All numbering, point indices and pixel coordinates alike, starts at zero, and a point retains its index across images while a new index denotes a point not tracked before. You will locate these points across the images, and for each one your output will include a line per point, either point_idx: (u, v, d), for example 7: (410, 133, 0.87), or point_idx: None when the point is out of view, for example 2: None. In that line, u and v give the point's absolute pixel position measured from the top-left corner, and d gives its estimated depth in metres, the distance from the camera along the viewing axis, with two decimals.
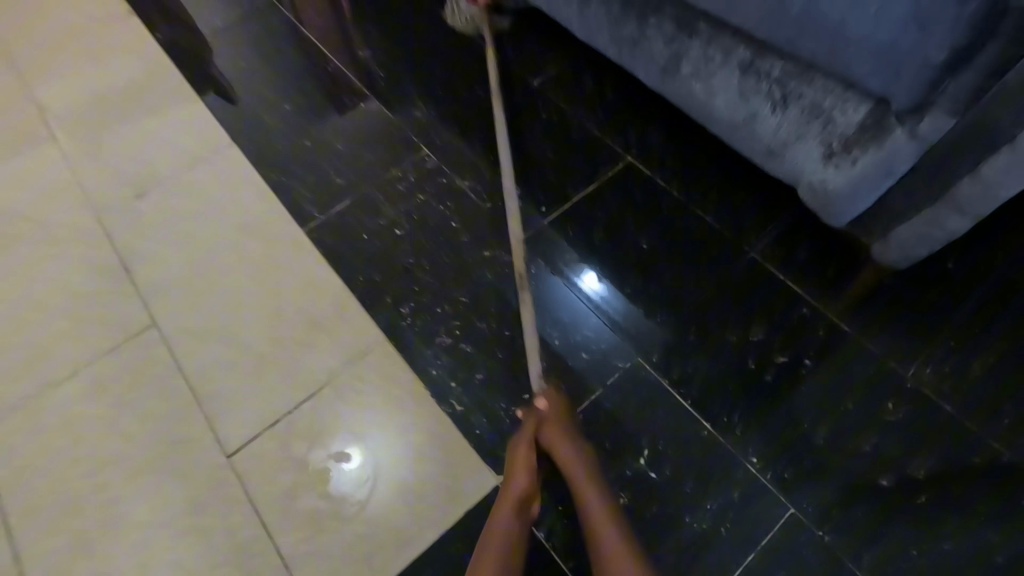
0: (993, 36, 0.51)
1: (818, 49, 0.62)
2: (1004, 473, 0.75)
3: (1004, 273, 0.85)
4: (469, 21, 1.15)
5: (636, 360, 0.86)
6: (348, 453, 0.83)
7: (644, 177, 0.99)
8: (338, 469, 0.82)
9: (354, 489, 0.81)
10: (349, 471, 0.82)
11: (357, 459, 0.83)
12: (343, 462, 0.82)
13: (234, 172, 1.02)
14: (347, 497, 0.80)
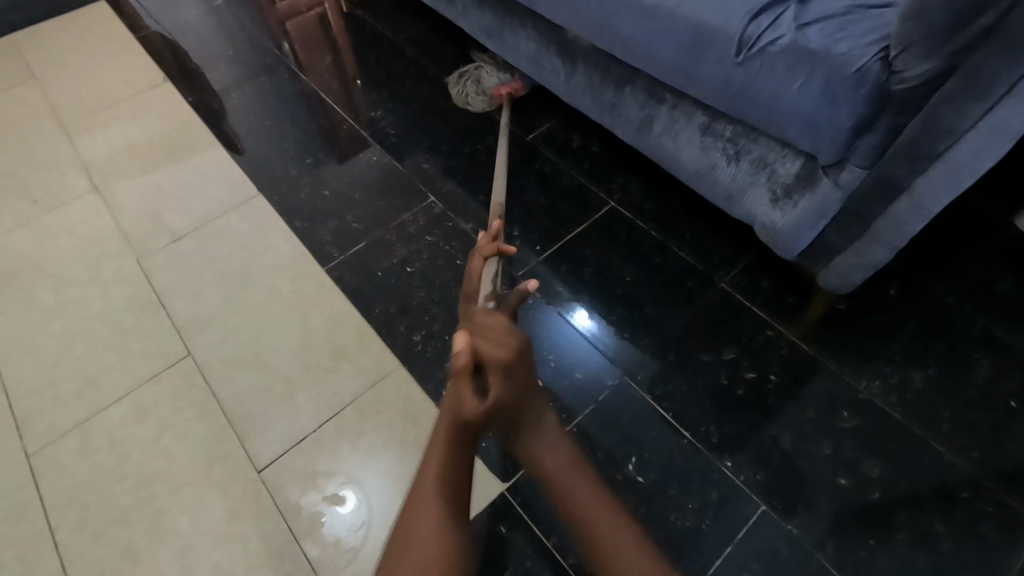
0: (898, 82, 0.59)
1: (758, 113, 0.71)
2: (958, 472, 0.81)
3: (939, 297, 0.96)
4: (462, 92, 1.30)
5: (623, 379, 0.91)
6: (343, 496, 0.83)
7: (625, 219, 1.07)
8: (333, 513, 0.81)
9: (349, 534, 0.80)
10: (346, 515, 0.81)
11: (353, 502, 0.82)
12: (338, 505, 0.82)
13: (263, 218, 1.14)
14: (342, 543, 0.79)
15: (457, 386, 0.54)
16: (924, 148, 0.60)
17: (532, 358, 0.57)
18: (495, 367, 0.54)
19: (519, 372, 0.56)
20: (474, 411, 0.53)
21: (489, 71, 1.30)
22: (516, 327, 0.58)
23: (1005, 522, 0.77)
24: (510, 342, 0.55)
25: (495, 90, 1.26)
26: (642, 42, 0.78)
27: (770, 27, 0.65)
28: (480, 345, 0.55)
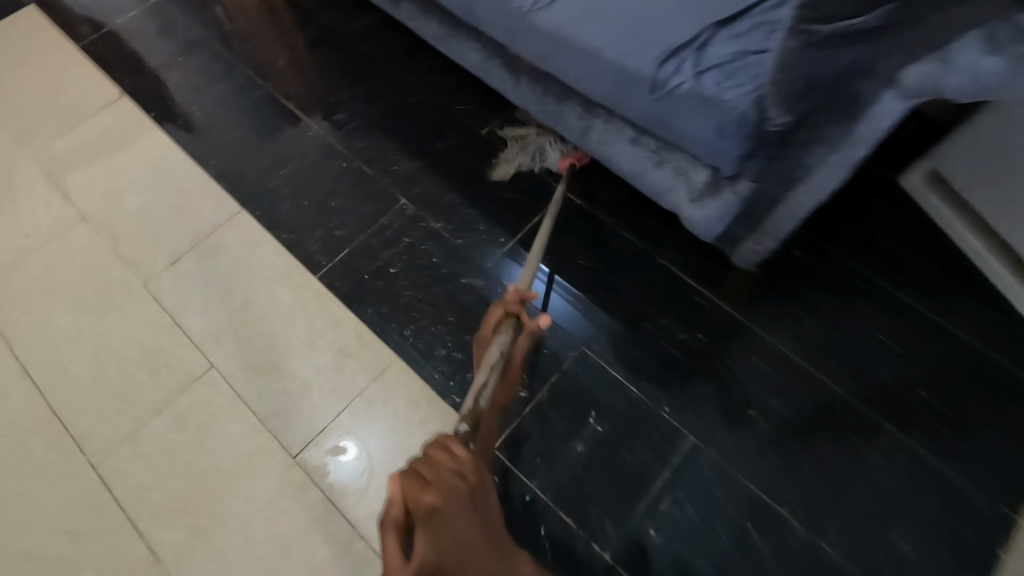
0: (770, 120, 0.73)
1: (672, 134, 0.86)
2: (839, 396, 1.05)
3: (835, 255, 1.17)
4: (508, 164, 1.28)
5: (583, 350, 1.11)
6: (344, 447, 1.04)
7: (577, 207, 1.23)
8: (337, 461, 1.03)
9: (353, 478, 1.02)
10: (348, 461, 1.03)
11: (353, 449, 1.04)
12: (340, 455, 1.04)
13: (253, 233, 1.25)
14: (352, 485, 1.01)
15: (388, 543, 0.55)
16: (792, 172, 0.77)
17: (457, 510, 0.58)
18: (421, 523, 0.55)
19: (434, 530, 0.56)
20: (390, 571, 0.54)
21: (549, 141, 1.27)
22: (450, 471, 0.60)
23: (870, 429, 1.03)
24: (433, 495, 0.56)
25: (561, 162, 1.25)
26: (574, 71, 0.91)
27: (676, 71, 0.79)
28: (409, 498, 0.56)
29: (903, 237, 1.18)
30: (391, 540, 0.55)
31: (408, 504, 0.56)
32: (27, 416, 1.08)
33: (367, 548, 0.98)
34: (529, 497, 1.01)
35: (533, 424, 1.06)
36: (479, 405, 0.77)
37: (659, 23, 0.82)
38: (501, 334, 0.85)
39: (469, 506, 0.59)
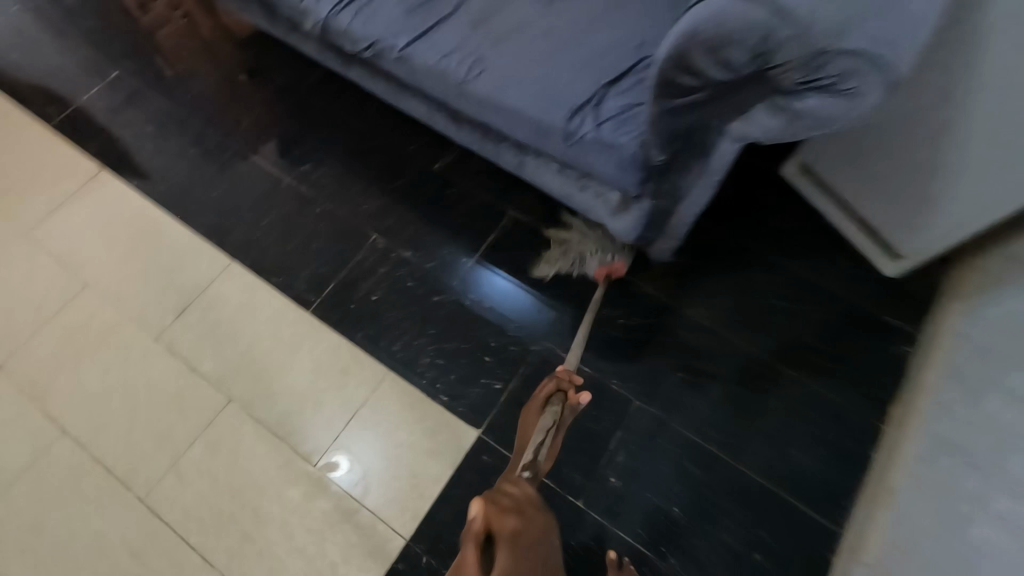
0: (653, 156, 0.97)
1: (585, 166, 1.08)
2: (746, 352, 1.33)
3: (735, 238, 1.44)
4: (554, 265, 1.41)
5: (543, 343, 1.34)
6: (337, 463, 1.24)
7: (524, 224, 1.46)
8: (334, 474, 1.23)
9: (352, 484, 1.22)
10: (342, 474, 1.23)
11: (344, 465, 1.24)
12: (334, 471, 1.23)
13: (245, 280, 1.43)
14: (356, 488, 1.22)
15: (467, 550, 0.68)
16: (676, 191, 1.03)
17: (527, 535, 0.73)
18: (504, 540, 0.69)
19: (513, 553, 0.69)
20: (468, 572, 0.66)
21: (591, 246, 1.40)
22: (524, 506, 0.78)
23: (772, 375, 1.31)
24: (508, 524, 0.71)
25: (600, 269, 1.38)
26: (505, 120, 1.11)
27: (582, 125, 1.03)
28: (492, 516, 0.71)
29: (786, 217, 1.46)
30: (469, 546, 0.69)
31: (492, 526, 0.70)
32: (73, 468, 1.25)
33: (387, 528, 1.19)
34: None
35: (510, 409, 1.28)
36: (537, 461, 0.94)
37: (563, 85, 1.06)
38: (553, 405, 1.01)
39: (538, 538, 0.75)
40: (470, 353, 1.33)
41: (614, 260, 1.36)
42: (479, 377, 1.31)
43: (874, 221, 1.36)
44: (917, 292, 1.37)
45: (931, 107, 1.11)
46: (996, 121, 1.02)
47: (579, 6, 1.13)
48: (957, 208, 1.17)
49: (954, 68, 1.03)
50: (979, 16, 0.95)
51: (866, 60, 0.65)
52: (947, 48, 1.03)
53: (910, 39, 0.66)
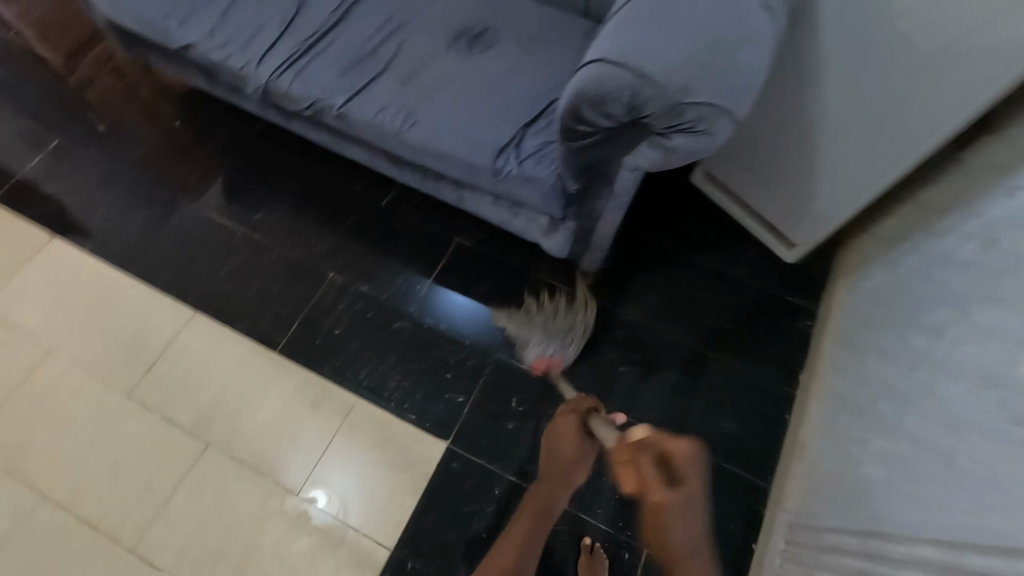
0: (569, 185, 1.13)
1: (514, 196, 1.23)
2: (676, 342, 1.51)
3: (657, 242, 1.63)
4: (511, 320, 1.49)
5: (498, 355, 1.48)
6: (316, 496, 1.33)
7: (469, 248, 1.60)
8: (314, 509, 1.32)
9: (334, 511, 1.32)
10: (322, 504, 1.32)
11: (322, 495, 1.33)
12: (316, 503, 1.32)
13: (210, 329, 1.50)
14: (337, 509, 1.32)
15: (659, 485, 0.76)
16: (592, 213, 1.19)
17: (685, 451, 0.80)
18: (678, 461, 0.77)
19: (683, 438, 0.78)
20: (666, 496, 0.75)
21: (543, 330, 1.45)
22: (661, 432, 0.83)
23: (700, 359, 1.50)
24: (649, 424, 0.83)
25: (538, 360, 1.42)
26: (439, 162, 1.26)
27: (506, 162, 1.19)
28: (660, 447, 0.79)
29: (699, 218, 1.67)
30: (648, 463, 0.77)
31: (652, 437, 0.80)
32: (60, 529, 1.31)
33: (371, 542, 1.29)
34: (497, 489, 1.34)
35: (473, 418, 1.41)
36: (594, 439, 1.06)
37: (486, 129, 1.21)
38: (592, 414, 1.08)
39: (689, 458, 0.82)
40: (432, 372, 1.46)
41: (552, 359, 1.40)
42: (442, 392, 1.43)
43: (770, 217, 1.58)
44: (811, 273, 1.60)
45: (796, 121, 1.36)
46: (845, 127, 1.26)
47: (495, 57, 1.29)
48: (829, 200, 1.40)
49: (806, 89, 1.28)
50: (816, 48, 1.21)
51: (711, 109, 0.83)
52: (798, 75, 1.28)
53: (744, 91, 0.85)
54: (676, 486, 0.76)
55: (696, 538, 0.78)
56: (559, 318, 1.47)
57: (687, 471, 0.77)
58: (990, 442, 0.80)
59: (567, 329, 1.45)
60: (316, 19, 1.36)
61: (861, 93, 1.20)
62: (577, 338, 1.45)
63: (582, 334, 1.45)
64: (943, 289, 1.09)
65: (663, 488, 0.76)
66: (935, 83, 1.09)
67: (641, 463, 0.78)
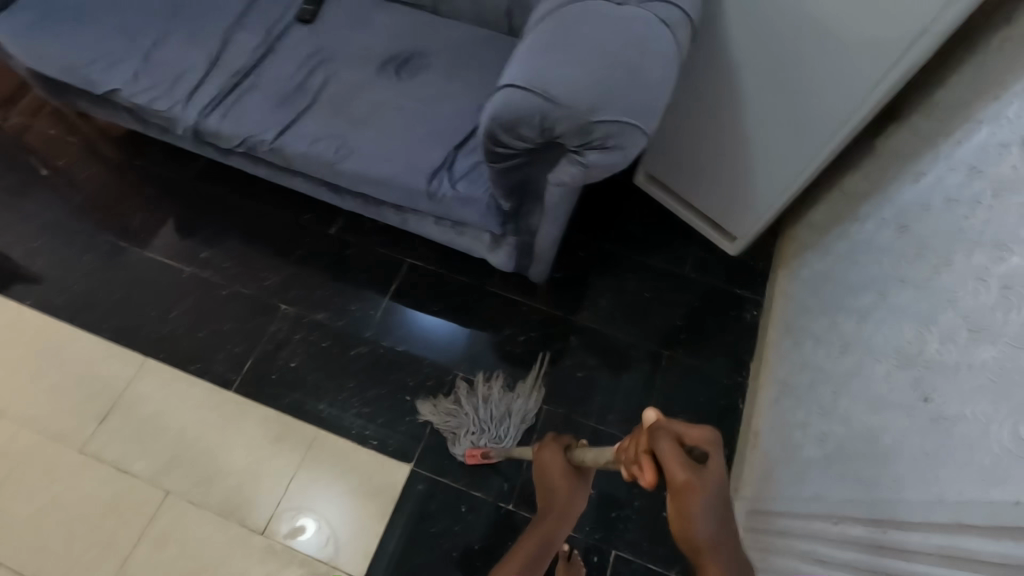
0: (504, 203, 1.15)
1: (453, 216, 1.24)
2: (631, 342, 1.55)
3: (605, 245, 1.67)
4: (438, 410, 1.43)
5: (456, 373, 1.50)
6: (302, 528, 1.33)
7: (420, 268, 1.62)
8: (298, 541, 1.32)
9: (320, 543, 1.32)
10: (309, 536, 1.32)
11: (310, 525, 1.33)
12: (299, 536, 1.32)
13: (163, 374, 1.48)
14: (307, 544, 1.32)
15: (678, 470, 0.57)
16: (529, 228, 1.21)
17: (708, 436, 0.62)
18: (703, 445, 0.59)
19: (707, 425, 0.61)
20: (690, 472, 0.56)
21: (479, 421, 1.40)
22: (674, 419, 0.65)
23: (655, 357, 1.53)
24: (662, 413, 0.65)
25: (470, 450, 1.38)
26: (375, 189, 1.26)
27: (440, 185, 1.20)
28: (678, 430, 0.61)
29: (644, 219, 1.71)
30: (663, 438, 0.57)
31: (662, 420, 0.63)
32: None
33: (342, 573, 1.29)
34: (464, 507, 1.35)
35: (435, 439, 1.42)
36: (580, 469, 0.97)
37: (419, 153, 1.23)
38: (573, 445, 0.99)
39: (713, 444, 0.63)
40: (392, 396, 1.46)
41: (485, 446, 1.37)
42: (403, 416, 1.44)
43: (711, 212, 1.63)
44: (755, 264, 1.65)
45: (722, 119, 1.40)
46: (767, 121, 1.32)
47: (423, 82, 1.30)
48: (762, 192, 1.45)
49: (728, 87, 1.33)
50: (731, 50, 1.27)
51: (618, 125, 0.86)
52: (720, 75, 1.32)
53: (650, 105, 0.88)
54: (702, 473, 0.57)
55: (725, 543, 0.56)
56: (496, 407, 1.43)
57: (716, 458, 0.58)
58: (904, 419, 0.85)
59: (503, 419, 1.42)
60: (243, 56, 1.36)
61: (777, 89, 1.26)
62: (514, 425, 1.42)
63: (518, 419, 1.43)
64: (866, 272, 1.14)
65: (685, 468, 0.56)
66: (841, 76, 1.15)
67: (654, 446, 0.60)
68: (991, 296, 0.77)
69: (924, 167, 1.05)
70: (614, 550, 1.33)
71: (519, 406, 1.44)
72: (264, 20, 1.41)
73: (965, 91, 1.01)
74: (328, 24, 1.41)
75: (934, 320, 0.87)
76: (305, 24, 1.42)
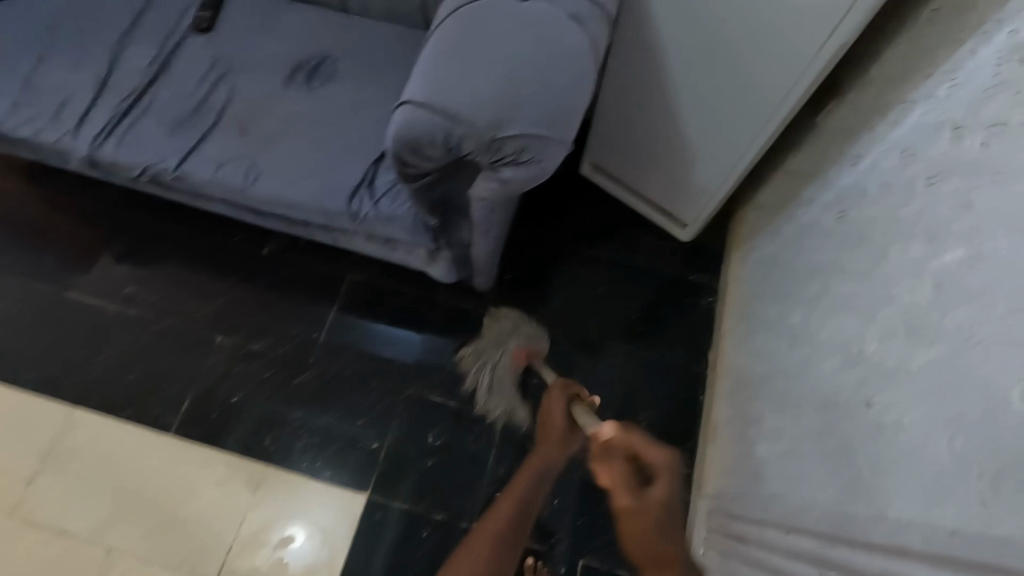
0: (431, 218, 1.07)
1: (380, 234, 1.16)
2: (586, 342, 1.50)
3: (554, 242, 1.60)
4: (482, 398, 1.40)
5: (407, 392, 1.43)
6: (294, 535, 1.31)
7: (363, 283, 1.54)
8: (290, 549, 1.30)
9: (313, 548, 1.30)
10: (300, 543, 1.30)
11: (301, 532, 1.31)
12: (292, 543, 1.30)
13: (95, 424, 1.39)
14: None
15: (616, 475, 0.80)
16: (460, 242, 1.14)
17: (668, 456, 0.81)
18: (660, 472, 0.79)
19: (666, 451, 0.80)
20: (629, 499, 0.78)
21: (488, 355, 1.40)
22: (645, 439, 0.82)
23: (612, 355, 1.49)
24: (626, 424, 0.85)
25: (517, 358, 1.38)
26: (292, 212, 1.16)
27: (362, 205, 1.12)
28: (630, 440, 0.82)
29: (592, 211, 1.65)
30: (614, 461, 0.81)
31: (618, 439, 0.82)
32: None
33: None
34: (426, 531, 1.32)
35: (391, 463, 1.37)
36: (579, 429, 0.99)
37: (336, 170, 1.14)
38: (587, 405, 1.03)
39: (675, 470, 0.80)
40: (341, 422, 1.40)
41: (513, 348, 1.38)
42: (355, 442, 1.38)
43: (658, 200, 1.57)
44: (708, 249, 1.61)
45: (660, 104, 1.33)
46: (705, 105, 1.26)
47: (337, 90, 1.21)
48: (708, 177, 1.40)
49: (662, 71, 1.26)
50: (660, 32, 1.20)
51: (530, 138, 0.79)
52: (653, 58, 1.25)
53: (564, 113, 0.81)
54: (644, 491, 0.79)
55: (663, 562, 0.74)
56: (478, 343, 1.43)
57: (661, 474, 0.79)
58: (849, 423, 0.82)
59: (500, 333, 1.42)
60: (137, 75, 1.24)
61: (710, 70, 1.19)
62: (496, 326, 1.44)
63: (493, 323, 1.45)
64: (811, 258, 1.10)
65: (629, 488, 0.79)
66: (773, 54, 1.09)
67: (608, 468, 0.81)
68: (926, 295, 0.73)
69: (861, 149, 1.01)
70: (581, 558, 1.31)
71: (484, 325, 1.46)
72: (156, 32, 1.29)
73: (899, 66, 0.96)
74: (228, 31, 1.29)
75: (875, 317, 0.83)
76: (203, 32, 1.29)
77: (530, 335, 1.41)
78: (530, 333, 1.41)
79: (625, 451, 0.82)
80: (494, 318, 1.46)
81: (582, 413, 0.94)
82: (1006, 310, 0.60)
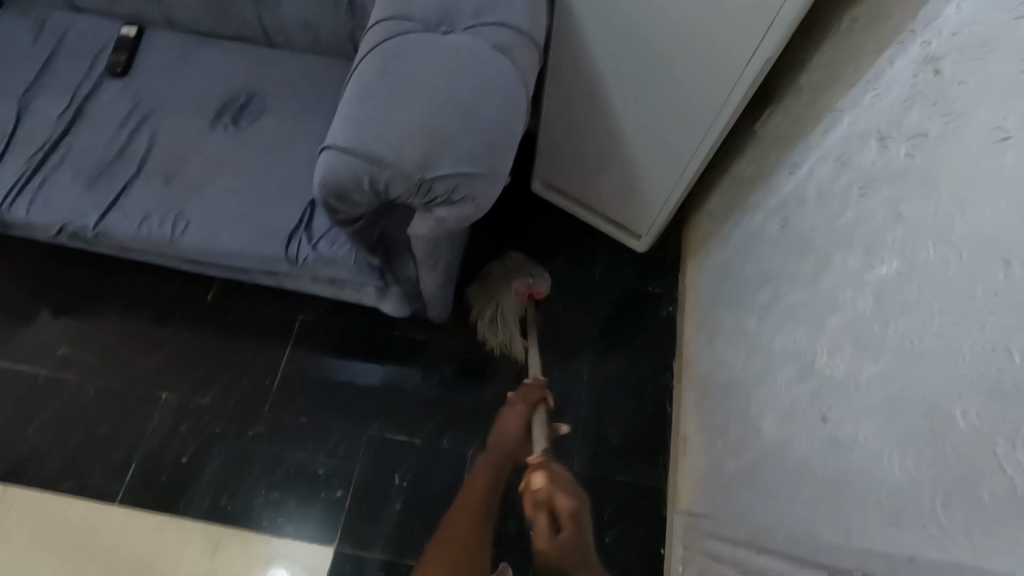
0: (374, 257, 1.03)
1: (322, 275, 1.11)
2: (551, 363, 1.47)
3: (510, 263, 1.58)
4: (504, 333, 1.41)
5: (369, 433, 1.38)
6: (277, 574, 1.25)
7: (315, 322, 1.48)
8: None
9: None
10: None
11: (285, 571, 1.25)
12: None
13: (32, 502, 1.29)
14: None
15: (539, 529, 1.21)
16: (408, 278, 1.10)
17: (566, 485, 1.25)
18: (564, 513, 1.23)
19: (569, 500, 1.24)
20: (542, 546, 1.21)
21: (503, 289, 1.39)
22: (558, 480, 1.23)
23: (577, 373, 1.47)
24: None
25: (527, 291, 1.40)
26: (227, 260, 1.10)
27: (300, 249, 1.07)
28: (557, 503, 1.22)
29: (546, 229, 1.63)
30: (540, 514, 1.21)
31: (543, 491, 1.21)
32: None
33: None
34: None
35: (358, 510, 1.31)
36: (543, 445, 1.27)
37: (271, 214, 1.09)
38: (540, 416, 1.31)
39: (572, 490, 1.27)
40: (302, 472, 1.34)
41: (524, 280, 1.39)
42: (318, 492, 1.32)
43: (610, 213, 1.56)
44: (664, 258, 1.61)
45: (601, 120, 1.33)
46: (645, 119, 1.26)
47: (266, 130, 1.15)
48: (656, 188, 1.40)
49: (600, 87, 1.25)
50: (593, 50, 1.19)
51: (463, 179, 0.77)
52: (590, 76, 1.24)
53: (496, 148, 0.79)
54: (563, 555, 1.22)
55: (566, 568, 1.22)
56: (491, 281, 1.41)
57: (568, 521, 1.24)
58: (807, 439, 0.81)
59: (511, 268, 1.42)
60: (48, 127, 1.16)
61: (646, 84, 1.19)
62: (508, 263, 1.43)
63: (505, 261, 1.43)
64: (760, 266, 1.10)
65: (545, 537, 1.21)
66: (705, 67, 1.10)
67: (539, 516, 1.21)
68: (868, 307, 0.73)
69: (798, 158, 1.02)
70: None
71: (495, 264, 1.44)
72: (67, 80, 1.21)
73: (825, 75, 0.97)
74: (146, 73, 1.22)
75: (822, 329, 0.83)
76: (118, 77, 1.22)
77: (533, 270, 1.42)
78: (534, 266, 1.43)
79: (549, 538, 1.21)
80: (503, 262, 1.44)
81: (541, 428, 1.29)
82: (943, 323, 0.61)
